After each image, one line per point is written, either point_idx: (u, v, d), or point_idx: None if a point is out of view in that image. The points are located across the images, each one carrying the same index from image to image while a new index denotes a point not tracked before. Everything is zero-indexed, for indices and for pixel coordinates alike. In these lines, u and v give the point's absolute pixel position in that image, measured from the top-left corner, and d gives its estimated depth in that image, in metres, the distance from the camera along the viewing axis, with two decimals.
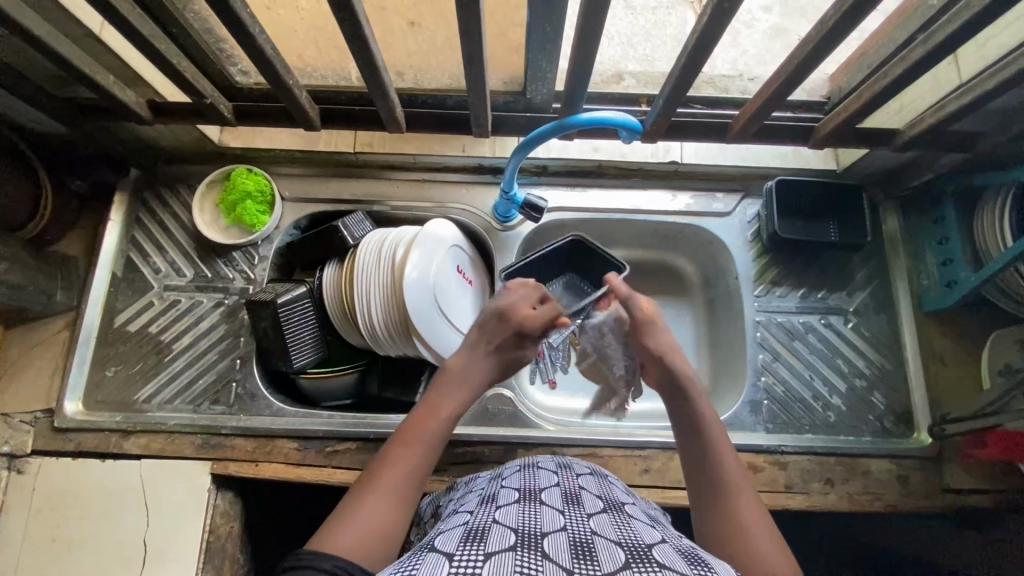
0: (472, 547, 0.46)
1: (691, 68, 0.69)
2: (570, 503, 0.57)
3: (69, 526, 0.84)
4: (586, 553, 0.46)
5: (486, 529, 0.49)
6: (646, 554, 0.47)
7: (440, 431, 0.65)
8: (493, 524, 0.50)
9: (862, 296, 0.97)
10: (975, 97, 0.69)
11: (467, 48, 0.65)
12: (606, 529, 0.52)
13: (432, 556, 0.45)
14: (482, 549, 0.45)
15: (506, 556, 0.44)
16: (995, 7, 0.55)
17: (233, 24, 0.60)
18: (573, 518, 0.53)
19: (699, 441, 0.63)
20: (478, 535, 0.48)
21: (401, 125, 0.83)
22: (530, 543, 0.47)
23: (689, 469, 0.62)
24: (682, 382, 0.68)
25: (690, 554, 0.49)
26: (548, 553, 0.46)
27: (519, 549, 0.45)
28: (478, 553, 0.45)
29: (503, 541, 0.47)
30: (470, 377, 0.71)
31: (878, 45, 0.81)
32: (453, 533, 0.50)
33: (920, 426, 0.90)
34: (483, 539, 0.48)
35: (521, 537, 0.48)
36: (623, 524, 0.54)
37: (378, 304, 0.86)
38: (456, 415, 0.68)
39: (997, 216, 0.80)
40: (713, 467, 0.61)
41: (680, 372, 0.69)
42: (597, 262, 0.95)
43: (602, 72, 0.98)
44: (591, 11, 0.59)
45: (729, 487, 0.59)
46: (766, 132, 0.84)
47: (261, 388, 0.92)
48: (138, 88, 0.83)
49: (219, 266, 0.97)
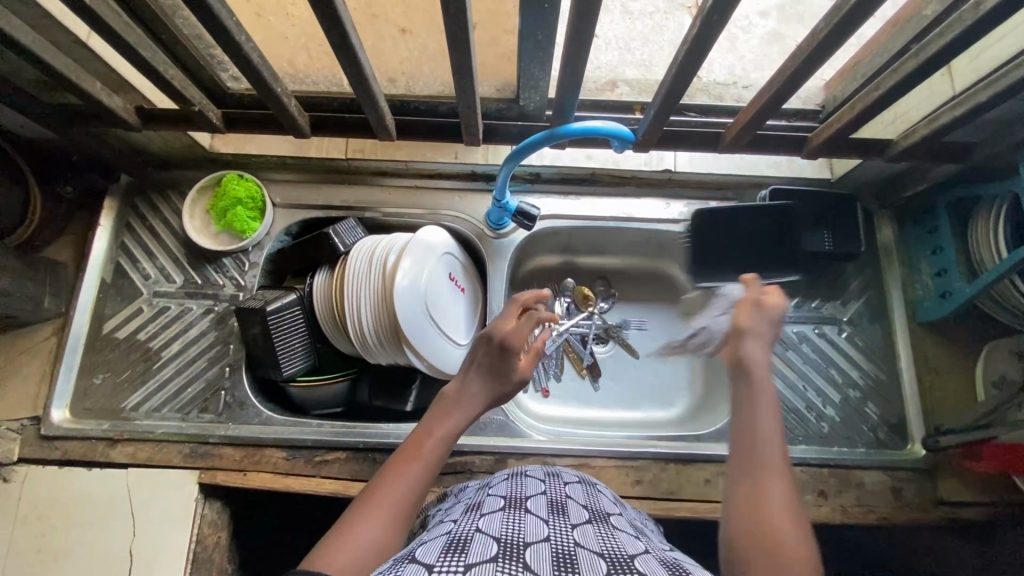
0: (453, 558, 0.45)
1: (683, 77, 0.69)
2: (555, 512, 0.56)
3: (54, 536, 0.83)
4: (568, 565, 0.46)
5: (469, 538, 0.49)
6: (627, 564, 0.47)
7: (442, 453, 0.63)
8: (475, 532, 0.50)
9: (856, 306, 0.96)
10: (969, 109, 0.68)
11: (457, 57, 0.64)
12: (589, 540, 0.51)
13: (412, 567, 0.44)
14: (462, 560, 0.44)
15: (486, 567, 0.44)
16: (988, 20, 0.54)
17: (219, 32, 0.59)
18: (556, 528, 0.52)
19: (753, 424, 0.51)
20: (459, 544, 0.47)
21: (391, 132, 0.83)
22: (512, 554, 0.46)
23: (736, 447, 0.51)
24: (748, 359, 0.56)
25: (672, 565, 0.49)
26: (529, 564, 0.45)
27: (500, 560, 0.45)
28: (459, 564, 0.44)
29: (485, 551, 0.46)
30: (469, 396, 0.68)
31: (872, 54, 0.81)
32: (434, 542, 0.49)
33: (914, 438, 0.90)
34: (464, 548, 0.47)
35: (503, 547, 0.47)
36: (607, 535, 0.54)
37: (368, 312, 0.85)
38: (456, 436, 0.66)
39: (991, 225, 0.80)
40: (761, 455, 0.49)
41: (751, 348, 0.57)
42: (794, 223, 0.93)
43: (597, 79, 0.97)
44: (582, 21, 0.59)
45: (768, 480, 0.48)
46: (758, 143, 0.84)
47: (250, 397, 0.91)
48: (127, 94, 0.82)
49: (209, 272, 0.97)
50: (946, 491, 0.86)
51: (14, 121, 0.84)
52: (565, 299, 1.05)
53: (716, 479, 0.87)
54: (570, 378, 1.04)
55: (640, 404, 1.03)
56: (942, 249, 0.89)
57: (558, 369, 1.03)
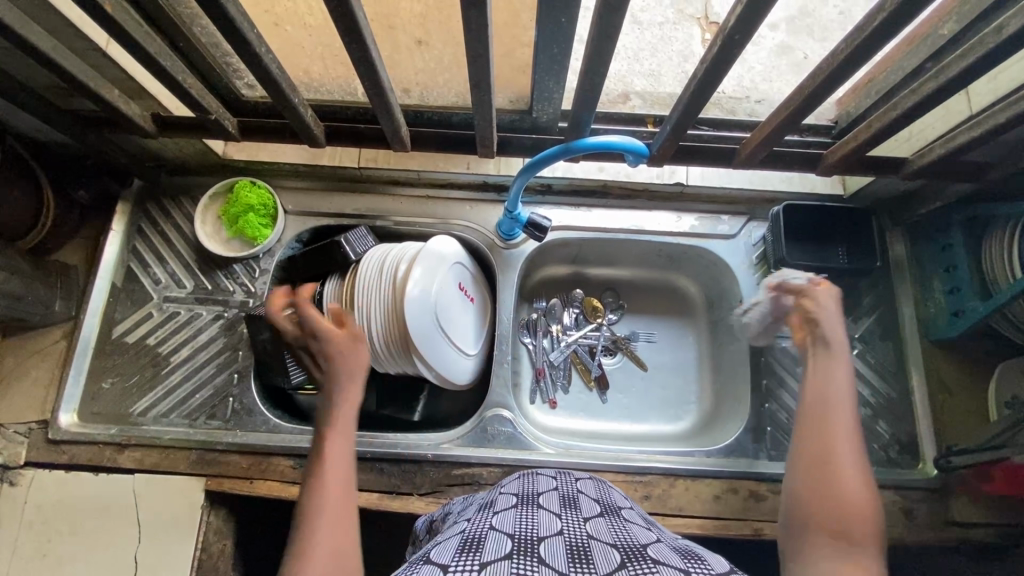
0: (467, 558, 0.44)
1: (700, 93, 0.68)
2: (567, 506, 0.56)
3: (61, 541, 0.83)
4: (583, 557, 0.46)
5: (483, 536, 0.48)
6: (641, 552, 0.47)
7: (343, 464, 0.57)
8: (489, 530, 0.49)
9: (868, 322, 0.96)
10: (985, 132, 0.68)
11: (476, 72, 0.64)
12: (602, 533, 0.51)
13: (427, 568, 0.44)
14: (477, 558, 0.44)
15: (501, 564, 0.43)
16: (1009, 44, 0.54)
17: (241, 44, 0.59)
18: (569, 522, 0.52)
19: (832, 391, 0.54)
20: (473, 543, 0.47)
21: (406, 143, 0.83)
22: (527, 549, 0.46)
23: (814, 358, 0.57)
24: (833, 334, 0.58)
25: (685, 551, 0.49)
26: (544, 557, 0.45)
27: (515, 557, 0.44)
28: (474, 563, 0.43)
29: (500, 548, 0.46)
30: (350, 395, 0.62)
31: (886, 71, 0.80)
32: (448, 543, 0.49)
33: (926, 458, 0.89)
34: (479, 546, 0.46)
35: (518, 543, 0.47)
36: (620, 526, 0.54)
37: (378, 322, 0.85)
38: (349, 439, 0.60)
39: (1005, 248, 0.80)
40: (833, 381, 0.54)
41: (828, 309, 0.60)
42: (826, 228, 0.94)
43: (608, 91, 0.97)
44: (601, 39, 0.59)
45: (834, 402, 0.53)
46: (772, 158, 0.84)
47: (258, 404, 0.91)
48: (143, 101, 0.82)
49: (220, 278, 0.97)
50: (958, 511, 0.86)
51: (30, 124, 0.84)
52: (574, 310, 1.07)
53: (725, 495, 0.87)
54: (579, 389, 1.04)
55: (649, 418, 1.02)
56: (955, 268, 0.88)
57: (566, 380, 1.03)
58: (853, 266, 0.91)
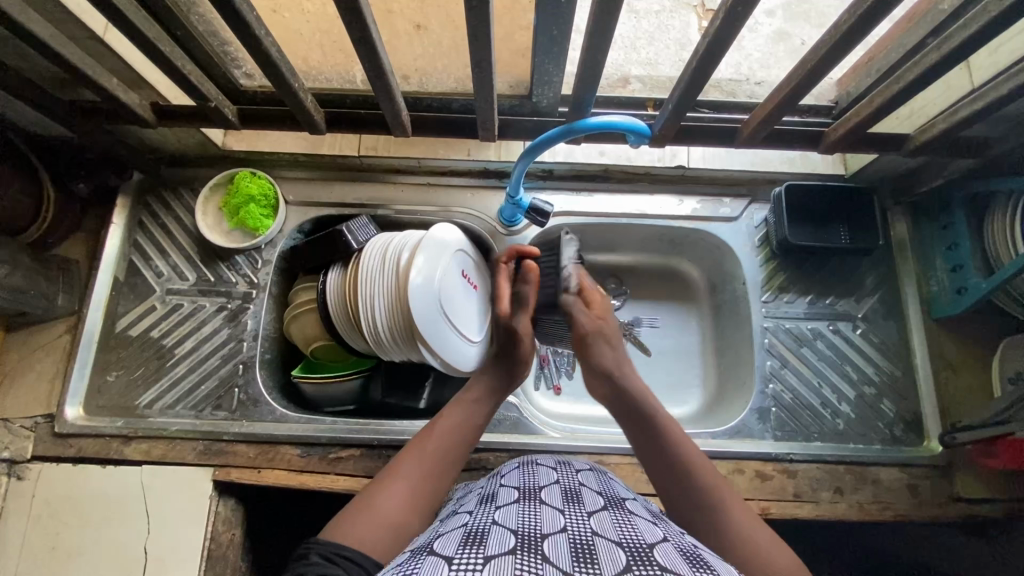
0: (471, 551, 0.44)
1: (702, 72, 0.68)
2: (570, 501, 0.54)
3: (69, 533, 0.83)
4: (587, 555, 0.44)
5: (485, 531, 0.48)
6: (647, 555, 0.45)
7: (451, 444, 0.66)
8: (492, 525, 0.49)
9: (871, 302, 0.96)
10: (986, 104, 0.68)
11: (476, 53, 0.64)
12: (607, 528, 0.50)
13: (430, 561, 0.44)
14: (481, 552, 0.44)
15: (505, 559, 0.43)
16: (1013, 11, 0.54)
17: (242, 28, 0.59)
18: (573, 517, 0.51)
19: (651, 415, 0.68)
20: (477, 537, 0.46)
21: (407, 129, 0.83)
22: (530, 546, 0.45)
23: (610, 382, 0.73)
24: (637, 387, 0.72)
25: (692, 554, 0.47)
26: (548, 555, 0.44)
27: (519, 552, 0.44)
28: (477, 557, 0.43)
29: (503, 543, 0.45)
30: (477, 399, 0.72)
31: (885, 50, 0.80)
32: (451, 535, 0.49)
33: (931, 434, 0.90)
34: (482, 541, 0.46)
35: (521, 539, 0.46)
36: (624, 523, 0.52)
37: (382, 309, 0.84)
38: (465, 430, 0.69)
39: (1008, 222, 0.81)
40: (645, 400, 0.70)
41: (610, 358, 0.75)
42: (825, 208, 0.95)
43: (608, 77, 0.96)
44: (604, 14, 0.58)
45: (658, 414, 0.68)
46: (774, 137, 0.84)
47: (264, 394, 0.91)
48: (142, 91, 0.82)
49: (223, 270, 0.97)
50: (963, 487, 0.86)
51: (28, 117, 0.84)
52: None
53: (733, 475, 0.86)
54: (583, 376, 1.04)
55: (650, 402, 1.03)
56: (957, 244, 0.89)
57: (570, 366, 1.04)
58: (854, 245, 0.92)
